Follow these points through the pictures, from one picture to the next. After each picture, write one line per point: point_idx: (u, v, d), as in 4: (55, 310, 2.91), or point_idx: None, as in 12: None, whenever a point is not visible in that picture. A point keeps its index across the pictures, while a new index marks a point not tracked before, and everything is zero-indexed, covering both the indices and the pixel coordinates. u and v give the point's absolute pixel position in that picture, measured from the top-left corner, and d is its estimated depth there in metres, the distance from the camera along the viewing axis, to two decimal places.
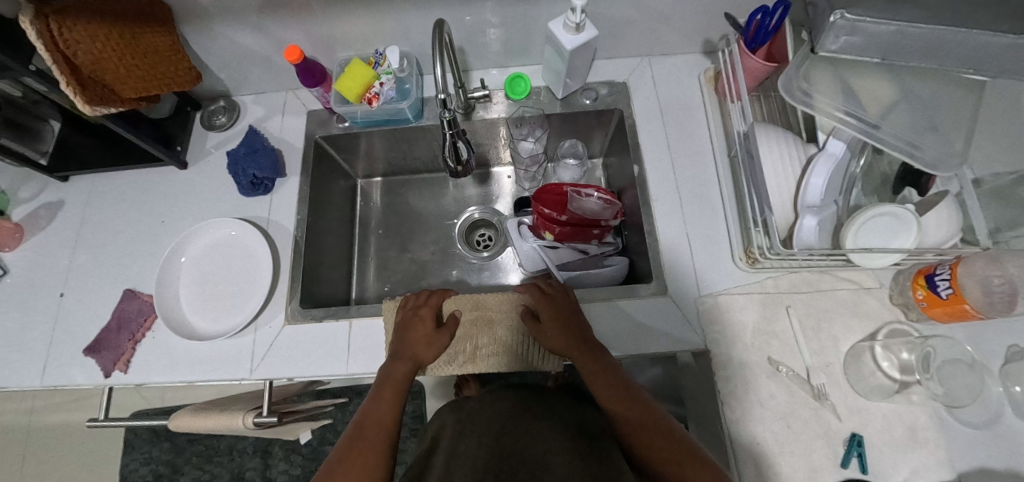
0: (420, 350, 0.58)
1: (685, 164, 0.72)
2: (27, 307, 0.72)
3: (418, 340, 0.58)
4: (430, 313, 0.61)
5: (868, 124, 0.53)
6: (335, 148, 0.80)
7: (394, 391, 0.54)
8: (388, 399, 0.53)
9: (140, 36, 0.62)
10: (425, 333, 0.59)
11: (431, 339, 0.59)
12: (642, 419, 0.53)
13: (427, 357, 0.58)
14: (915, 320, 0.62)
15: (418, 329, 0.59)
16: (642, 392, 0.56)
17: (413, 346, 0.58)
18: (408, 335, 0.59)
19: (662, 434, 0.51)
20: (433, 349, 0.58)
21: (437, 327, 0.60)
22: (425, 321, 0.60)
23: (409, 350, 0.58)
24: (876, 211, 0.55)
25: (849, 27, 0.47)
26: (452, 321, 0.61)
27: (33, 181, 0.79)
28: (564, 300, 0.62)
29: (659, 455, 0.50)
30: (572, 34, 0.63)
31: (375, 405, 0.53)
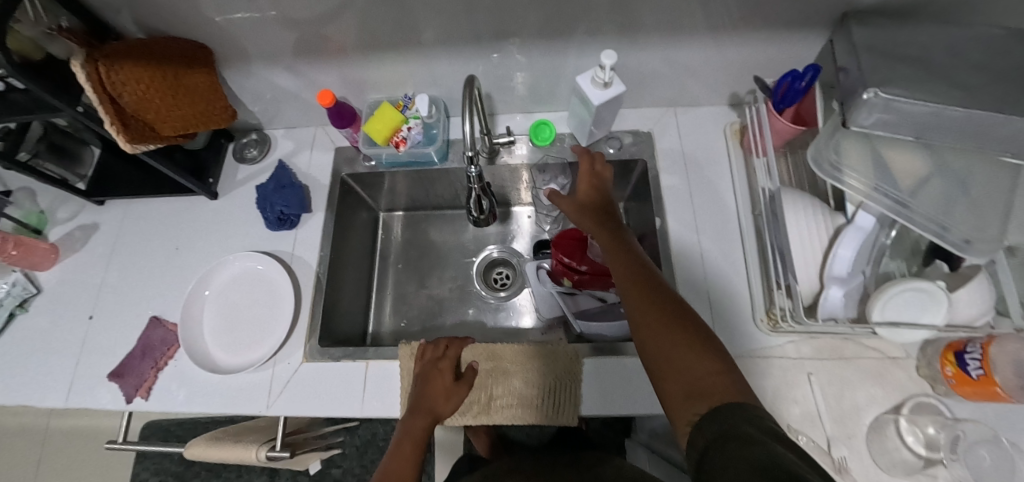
0: (440, 403, 0.59)
1: (707, 218, 0.72)
2: (56, 327, 0.74)
3: (438, 393, 0.59)
4: (449, 365, 0.61)
5: (899, 200, 0.52)
6: (361, 185, 0.82)
7: (413, 447, 0.55)
8: (407, 454, 0.54)
9: (182, 77, 0.64)
10: (443, 386, 0.60)
11: (450, 393, 0.59)
12: (654, 304, 0.44)
13: (445, 410, 0.58)
14: (944, 394, 0.60)
15: (438, 380, 0.60)
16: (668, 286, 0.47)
17: (432, 399, 0.59)
18: (428, 388, 0.59)
19: (673, 328, 0.42)
20: (452, 402, 0.59)
21: (455, 380, 0.61)
22: (444, 374, 0.61)
23: (427, 403, 0.59)
24: (905, 286, 0.54)
25: (883, 105, 0.48)
26: (472, 372, 0.62)
27: (70, 203, 0.82)
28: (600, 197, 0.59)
29: (662, 347, 0.42)
30: (600, 89, 0.64)
31: (394, 461, 0.54)
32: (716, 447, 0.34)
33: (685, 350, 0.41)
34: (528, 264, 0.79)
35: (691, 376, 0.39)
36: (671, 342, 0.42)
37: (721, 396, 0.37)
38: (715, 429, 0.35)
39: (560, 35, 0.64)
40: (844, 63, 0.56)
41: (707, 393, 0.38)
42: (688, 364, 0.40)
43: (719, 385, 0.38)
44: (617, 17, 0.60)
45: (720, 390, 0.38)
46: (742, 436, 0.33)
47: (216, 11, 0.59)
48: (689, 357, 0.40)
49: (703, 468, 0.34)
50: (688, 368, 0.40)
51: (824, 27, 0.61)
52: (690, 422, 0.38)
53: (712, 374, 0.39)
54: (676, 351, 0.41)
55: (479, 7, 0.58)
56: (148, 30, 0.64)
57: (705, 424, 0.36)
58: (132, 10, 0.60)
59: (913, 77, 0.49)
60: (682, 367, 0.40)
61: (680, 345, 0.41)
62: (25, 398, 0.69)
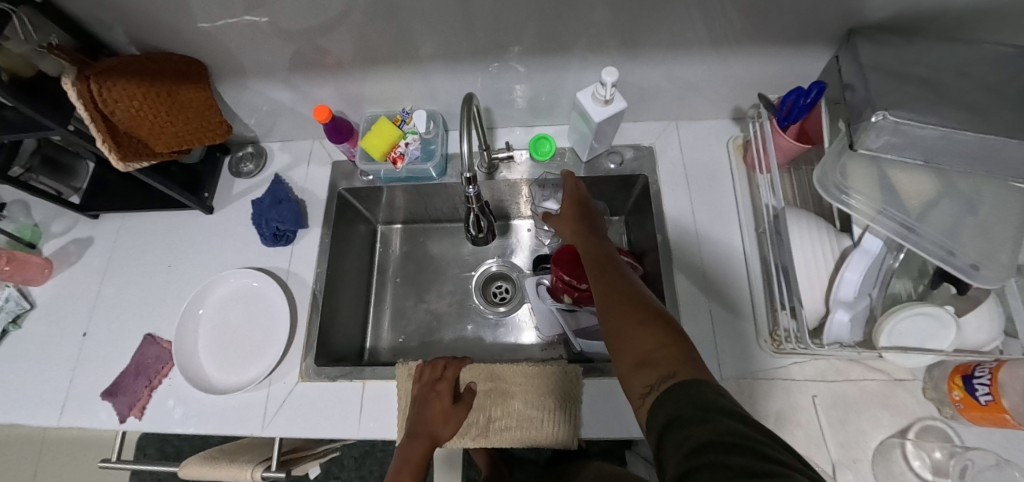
0: (439, 428, 0.58)
1: (710, 235, 0.71)
2: (50, 344, 0.73)
3: (436, 418, 0.58)
4: (447, 387, 0.60)
5: (907, 224, 0.51)
6: (358, 199, 0.81)
7: (412, 474, 0.54)
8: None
9: (177, 93, 0.63)
10: (442, 409, 0.59)
11: (448, 416, 0.59)
12: (614, 291, 0.46)
13: (444, 435, 0.58)
14: (951, 417, 0.59)
15: (436, 404, 0.59)
16: (630, 275, 0.49)
17: (430, 423, 0.58)
18: (426, 412, 0.58)
19: (629, 308, 0.43)
20: (451, 427, 0.58)
21: (453, 402, 0.60)
22: (442, 397, 0.60)
23: (426, 428, 0.58)
24: (912, 310, 0.53)
25: (891, 128, 0.47)
26: (471, 394, 0.61)
27: (65, 216, 0.81)
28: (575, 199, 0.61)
29: (617, 328, 0.43)
30: (600, 105, 0.63)
31: None
32: (671, 421, 0.34)
33: (639, 327, 0.41)
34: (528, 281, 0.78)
35: (644, 352, 0.40)
36: (625, 321, 0.42)
37: (670, 367, 0.38)
38: (670, 404, 0.35)
39: (559, 50, 0.63)
40: (849, 82, 0.55)
41: (659, 365, 0.38)
42: (640, 339, 0.41)
43: (669, 357, 0.39)
44: (618, 33, 0.59)
45: (669, 361, 0.38)
46: (694, 412, 0.33)
47: (212, 27, 0.58)
48: (641, 333, 0.41)
49: (662, 445, 0.34)
50: (641, 343, 0.40)
51: (828, 44, 0.60)
52: (646, 396, 0.38)
53: (663, 347, 0.39)
54: (629, 327, 0.42)
55: (477, 23, 0.57)
56: (141, 46, 0.63)
57: (660, 399, 0.36)
58: (125, 26, 0.59)
59: (920, 99, 0.48)
60: (636, 343, 0.41)
61: (634, 322, 0.42)
62: (17, 417, 0.68)
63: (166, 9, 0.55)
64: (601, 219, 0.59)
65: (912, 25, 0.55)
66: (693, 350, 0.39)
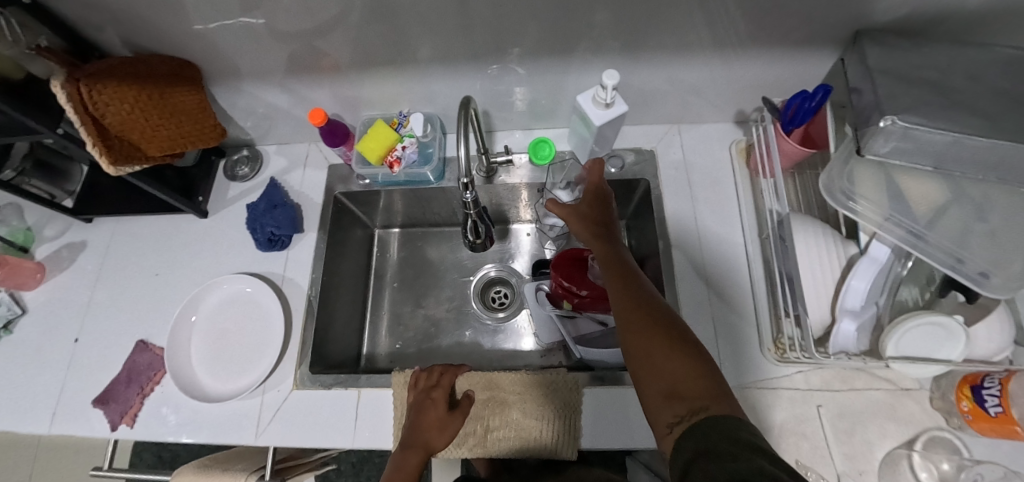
0: (434, 437, 0.56)
1: (713, 241, 0.70)
2: (41, 350, 0.72)
3: (431, 427, 0.57)
4: (442, 395, 0.59)
5: (913, 233, 0.51)
6: (355, 203, 0.80)
7: None
8: None
9: (168, 95, 0.62)
10: (437, 417, 0.57)
11: (443, 424, 0.57)
12: (639, 309, 0.44)
13: (439, 444, 0.56)
14: (959, 428, 0.58)
15: (432, 412, 0.58)
16: (653, 292, 0.47)
17: (426, 432, 0.56)
18: (421, 420, 0.57)
19: (657, 332, 0.42)
20: (446, 435, 0.57)
21: (449, 410, 0.59)
22: (437, 404, 0.58)
23: (421, 438, 0.56)
24: (919, 320, 0.51)
25: (900, 133, 0.45)
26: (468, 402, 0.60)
27: (58, 220, 0.80)
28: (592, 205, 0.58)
29: (644, 351, 0.41)
30: (601, 109, 0.62)
31: None
32: (702, 456, 0.33)
33: (669, 353, 0.40)
34: (527, 287, 0.77)
35: (673, 380, 0.39)
36: (654, 346, 0.41)
37: (702, 401, 0.37)
38: (701, 439, 0.34)
39: (560, 53, 0.62)
40: (855, 86, 0.54)
41: (689, 397, 0.37)
42: (670, 368, 0.39)
43: (700, 389, 0.38)
44: (618, 35, 0.58)
45: (701, 394, 0.37)
46: (727, 449, 0.32)
47: (205, 30, 0.57)
48: (671, 361, 0.40)
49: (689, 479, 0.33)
50: (673, 371, 0.39)
51: (834, 46, 0.59)
52: (673, 426, 0.37)
53: (694, 378, 0.38)
54: (658, 352, 0.41)
55: (475, 25, 0.56)
56: (134, 48, 0.62)
57: (690, 432, 0.35)
58: (116, 27, 0.58)
59: (929, 103, 0.47)
60: (664, 370, 0.40)
61: (664, 350, 0.41)
62: (6, 425, 0.67)
63: (157, 10, 0.54)
64: (619, 227, 0.57)
65: (919, 28, 0.54)
66: (722, 381, 0.38)
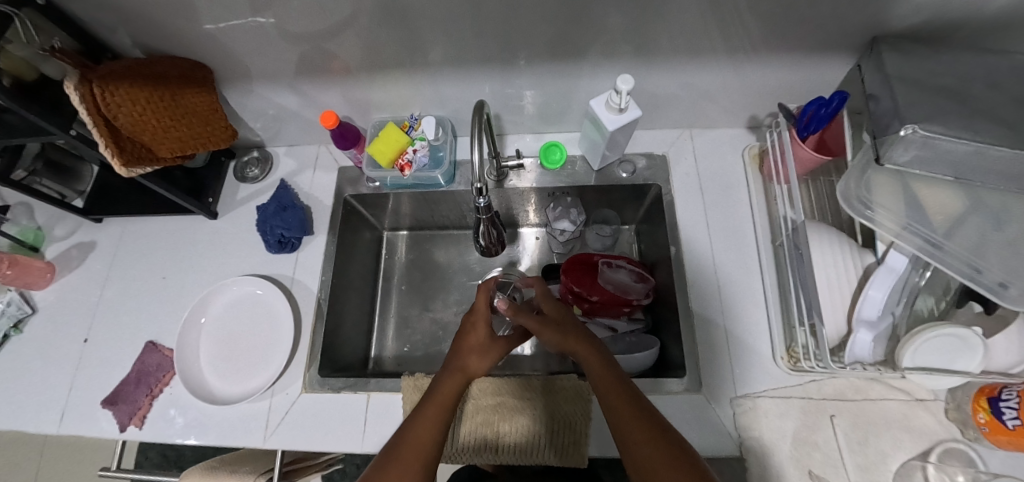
0: (474, 361, 0.55)
1: (724, 246, 0.69)
2: (50, 350, 0.72)
3: (471, 350, 0.56)
4: (483, 321, 0.58)
5: (931, 243, 0.49)
6: (364, 205, 0.80)
7: (437, 407, 0.50)
8: (431, 418, 0.49)
9: (180, 97, 0.62)
10: (478, 341, 0.56)
11: (485, 349, 0.56)
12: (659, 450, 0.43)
13: (478, 369, 0.54)
14: (975, 440, 0.57)
15: (472, 336, 0.57)
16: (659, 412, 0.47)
17: (466, 356, 0.55)
18: (461, 345, 0.56)
19: (679, 470, 0.42)
20: (485, 360, 0.55)
21: (490, 337, 0.58)
22: (478, 328, 0.57)
23: (461, 361, 0.55)
24: (939, 331, 0.50)
25: (921, 142, 0.45)
26: (512, 337, 0.59)
27: (68, 220, 0.80)
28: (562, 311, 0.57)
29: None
30: (614, 114, 0.61)
31: (417, 420, 0.49)
32: None
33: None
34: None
35: None
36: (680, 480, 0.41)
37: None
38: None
39: (571, 57, 0.61)
40: (873, 93, 0.54)
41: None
42: None
43: None
44: (632, 39, 0.58)
45: None
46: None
47: (218, 31, 0.57)
48: None
49: None
50: None
51: (850, 52, 0.58)
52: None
53: None
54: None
55: (487, 29, 0.56)
56: (146, 49, 0.62)
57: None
58: (129, 29, 0.58)
59: (950, 111, 0.46)
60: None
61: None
62: (16, 423, 0.67)
63: (171, 11, 0.54)
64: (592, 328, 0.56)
65: (937, 34, 0.53)
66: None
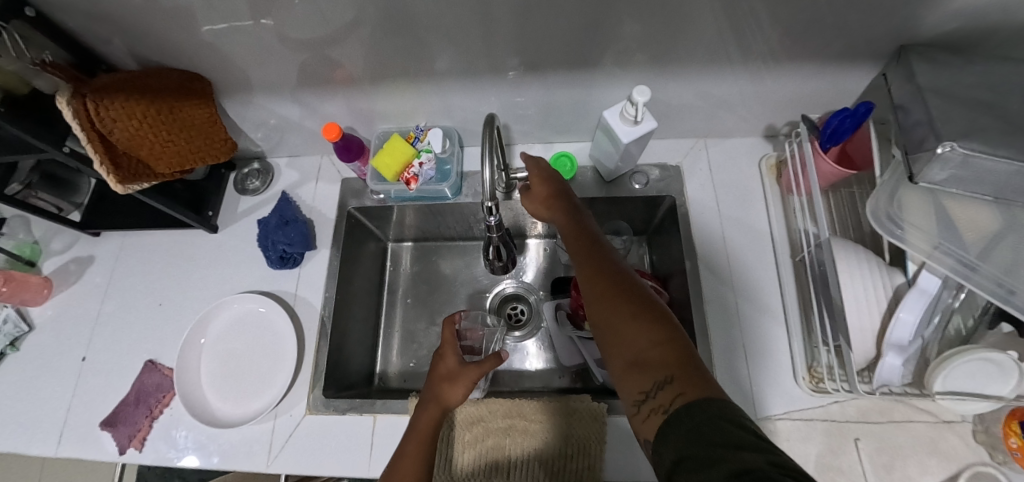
0: (447, 391, 0.51)
1: (740, 261, 0.67)
2: (48, 368, 0.70)
3: (443, 380, 0.52)
4: (451, 348, 0.54)
5: (965, 265, 0.47)
6: (368, 217, 0.78)
7: (418, 443, 0.49)
8: (413, 452, 0.49)
9: (178, 111, 0.60)
10: (448, 369, 0.52)
11: (455, 377, 0.52)
12: (608, 287, 0.41)
13: (453, 399, 0.51)
14: (1004, 464, 0.54)
15: (442, 365, 0.53)
16: (621, 262, 0.45)
17: (438, 387, 0.52)
18: (430, 375, 0.54)
19: (620, 303, 0.39)
20: (460, 388, 0.51)
21: (462, 362, 0.53)
22: (448, 357, 0.54)
23: (435, 391, 0.52)
24: (973, 355, 0.48)
25: (959, 160, 0.42)
26: (490, 358, 0.52)
27: (65, 234, 0.78)
28: (558, 185, 0.58)
29: (610, 327, 0.39)
30: (629, 125, 0.59)
31: (398, 460, 0.49)
32: (683, 452, 0.29)
33: (631, 321, 0.37)
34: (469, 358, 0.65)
35: (637, 351, 0.36)
36: (617, 317, 0.39)
37: (669, 370, 0.33)
38: (684, 425, 0.30)
39: (583, 66, 0.59)
40: (902, 105, 0.51)
41: (656, 367, 0.34)
42: (633, 334, 0.37)
43: (665, 356, 0.34)
44: (648, 48, 0.55)
45: (666, 363, 0.34)
46: (701, 453, 0.27)
47: (217, 41, 0.55)
48: (635, 330, 0.37)
49: (667, 452, 0.30)
50: (636, 342, 0.36)
51: (875, 61, 0.56)
52: (641, 405, 0.34)
53: (659, 346, 0.35)
54: (621, 323, 0.38)
55: (497, 38, 0.54)
56: (142, 61, 0.60)
57: (664, 416, 0.32)
58: (124, 40, 0.56)
59: (987, 126, 0.44)
60: (628, 342, 0.37)
61: (628, 319, 0.38)
62: (13, 445, 0.65)
63: (167, 21, 0.52)
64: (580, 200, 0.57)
65: (968, 44, 0.51)
66: (693, 352, 0.35)
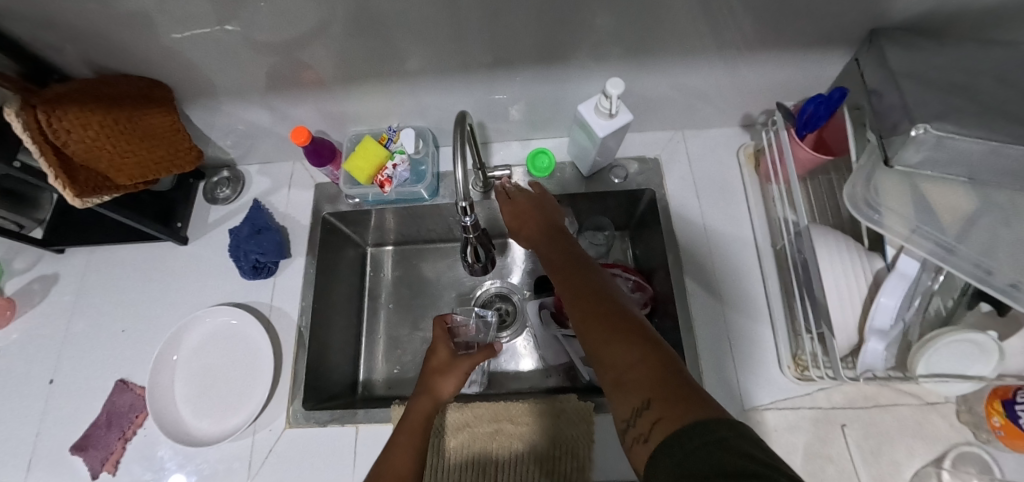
0: (439, 383, 0.52)
1: (723, 253, 0.67)
2: (12, 393, 0.66)
3: (435, 373, 0.53)
4: (444, 342, 0.56)
5: (944, 247, 0.47)
6: (345, 222, 0.76)
7: (410, 433, 0.48)
8: (404, 442, 0.47)
9: (139, 119, 0.57)
10: (441, 362, 0.53)
11: (448, 369, 0.53)
12: (593, 311, 0.40)
13: (445, 390, 0.51)
14: (988, 442, 0.55)
15: (434, 359, 0.54)
16: (607, 283, 0.45)
17: (430, 379, 0.52)
18: (423, 370, 0.54)
19: (601, 325, 0.38)
20: (452, 379, 0.52)
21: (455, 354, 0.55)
22: (441, 350, 0.55)
23: (427, 383, 0.52)
24: (954, 336, 0.48)
25: (934, 142, 0.42)
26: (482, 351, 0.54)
27: (28, 252, 0.75)
28: (542, 211, 0.59)
29: (596, 353, 0.38)
30: (605, 119, 0.58)
31: (389, 451, 0.47)
32: None
33: (612, 344, 0.36)
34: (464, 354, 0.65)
35: (619, 375, 0.34)
36: (598, 340, 0.38)
37: (648, 393, 0.31)
38: (673, 456, 0.27)
39: (557, 61, 0.58)
40: (875, 89, 0.51)
41: (637, 390, 0.32)
42: (614, 358, 0.35)
43: (646, 378, 0.33)
44: (621, 41, 0.54)
45: (645, 386, 0.32)
46: None
47: (176, 46, 0.53)
48: (616, 352, 0.36)
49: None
50: (617, 364, 0.35)
51: (848, 47, 0.56)
52: (626, 432, 0.32)
53: (638, 368, 0.33)
54: (602, 346, 0.37)
55: (467, 35, 0.52)
56: (97, 68, 0.57)
57: (648, 447, 0.29)
58: (76, 47, 0.53)
59: (959, 108, 0.44)
60: (612, 367, 0.35)
61: (608, 343, 0.37)
62: None
63: (121, 26, 0.50)
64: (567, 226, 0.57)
65: (937, 27, 0.51)
66: (678, 370, 0.33)
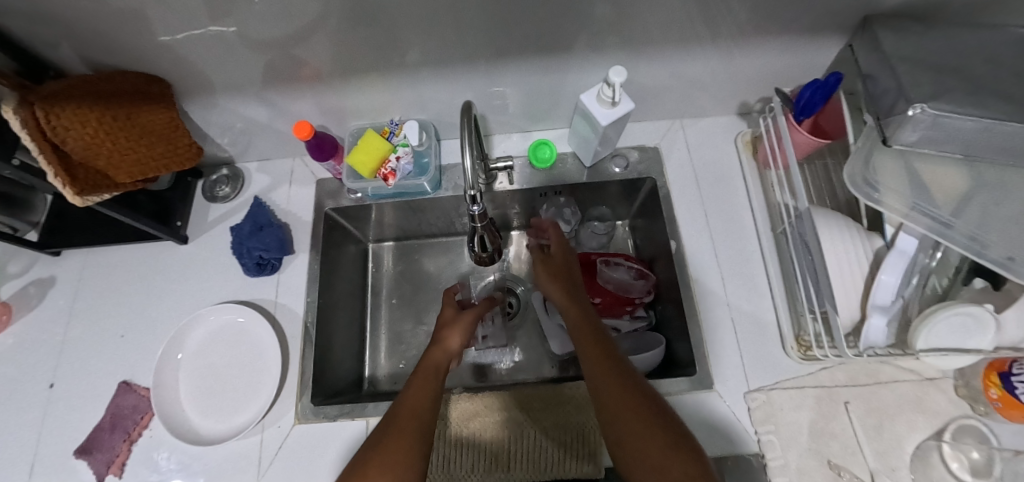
0: (449, 334, 0.56)
1: (724, 238, 0.68)
2: (9, 400, 0.65)
3: (445, 325, 0.58)
4: (450, 303, 0.63)
5: (941, 222, 0.48)
6: (346, 218, 0.76)
7: (426, 378, 0.49)
8: (421, 389, 0.48)
9: (138, 116, 0.57)
10: (449, 317, 0.59)
11: (455, 319, 0.59)
12: (636, 405, 0.43)
13: (454, 341, 0.55)
14: (986, 415, 0.56)
15: (443, 315, 0.60)
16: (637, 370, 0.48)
17: (441, 331, 0.57)
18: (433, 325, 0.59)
19: (647, 425, 0.41)
20: (460, 331, 0.57)
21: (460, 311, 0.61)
22: (448, 307, 0.62)
23: (438, 335, 0.56)
24: (952, 311, 0.49)
25: (930, 121, 0.43)
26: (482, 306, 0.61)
27: (22, 255, 0.73)
28: (570, 272, 0.62)
29: (640, 451, 0.40)
30: (607, 107, 0.59)
31: (407, 393, 0.47)
32: None
33: (663, 449, 0.40)
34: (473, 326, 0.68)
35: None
36: (646, 438, 0.41)
37: None
38: None
39: (559, 52, 0.58)
40: (870, 73, 0.52)
41: None
42: (667, 466, 0.39)
43: None
44: (622, 30, 0.55)
45: None
46: None
47: (175, 42, 0.53)
48: (669, 460, 0.39)
49: None
50: (671, 473, 0.38)
51: (842, 33, 0.57)
52: None
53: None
54: (650, 446, 0.40)
55: (470, 27, 0.53)
56: (95, 65, 0.57)
57: None
58: (72, 43, 0.52)
59: (952, 89, 0.45)
60: (662, 473, 0.39)
61: (661, 447, 0.40)
62: None
63: (119, 21, 0.49)
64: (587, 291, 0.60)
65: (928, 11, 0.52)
66: None
